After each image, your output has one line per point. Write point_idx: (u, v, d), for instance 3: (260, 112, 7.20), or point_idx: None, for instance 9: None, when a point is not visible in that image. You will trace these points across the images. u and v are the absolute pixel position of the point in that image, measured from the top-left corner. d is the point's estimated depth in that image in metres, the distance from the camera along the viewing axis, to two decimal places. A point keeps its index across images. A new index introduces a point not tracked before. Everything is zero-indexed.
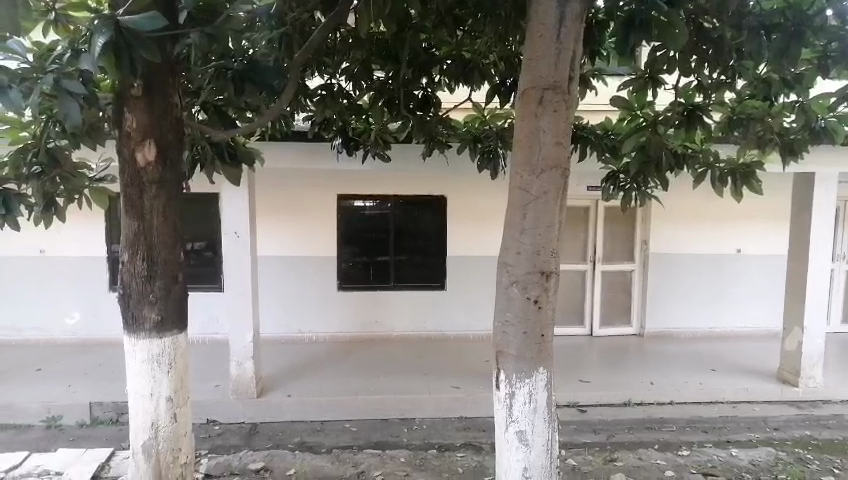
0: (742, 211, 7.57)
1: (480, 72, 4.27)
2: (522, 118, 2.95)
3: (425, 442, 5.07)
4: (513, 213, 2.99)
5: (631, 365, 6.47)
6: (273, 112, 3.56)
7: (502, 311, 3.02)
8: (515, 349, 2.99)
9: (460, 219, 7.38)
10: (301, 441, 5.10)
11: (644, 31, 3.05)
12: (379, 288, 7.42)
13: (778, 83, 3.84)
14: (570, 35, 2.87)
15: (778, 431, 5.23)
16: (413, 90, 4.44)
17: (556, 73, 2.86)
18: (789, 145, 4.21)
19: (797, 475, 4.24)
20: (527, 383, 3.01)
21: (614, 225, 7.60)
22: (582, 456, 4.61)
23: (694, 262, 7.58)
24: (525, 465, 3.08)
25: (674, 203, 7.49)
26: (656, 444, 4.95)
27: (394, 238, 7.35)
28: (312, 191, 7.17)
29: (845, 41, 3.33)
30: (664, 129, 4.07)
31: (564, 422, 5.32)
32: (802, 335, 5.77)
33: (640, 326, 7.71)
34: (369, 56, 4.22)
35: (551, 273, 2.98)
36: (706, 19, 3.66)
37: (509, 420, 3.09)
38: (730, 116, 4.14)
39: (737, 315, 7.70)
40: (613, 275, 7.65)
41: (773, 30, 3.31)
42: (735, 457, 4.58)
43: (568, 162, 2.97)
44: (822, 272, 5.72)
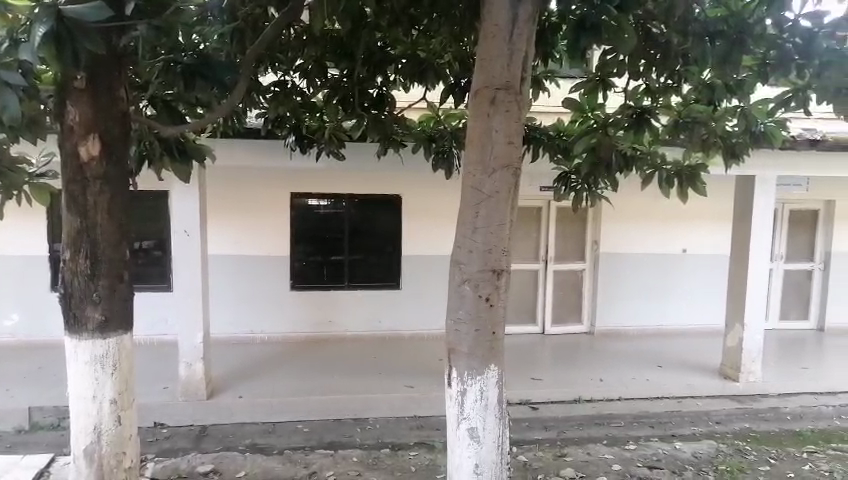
0: (688, 211, 7.80)
1: (435, 72, 4.24)
2: (474, 117, 2.99)
3: (378, 442, 5.06)
4: (465, 212, 3.01)
5: (582, 363, 6.59)
6: (224, 108, 3.49)
7: (454, 309, 3.04)
8: (467, 346, 3.02)
9: (415, 218, 7.39)
10: (253, 442, 5.01)
11: (595, 33, 3.11)
12: (333, 288, 7.35)
13: (721, 87, 3.99)
14: (522, 36, 2.91)
15: (720, 425, 5.41)
16: (368, 88, 4.47)
17: (509, 73, 2.90)
18: (731, 148, 4.28)
19: (736, 467, 4.41)
20: (478, 381, 3.05)
21: (566, 225, 7.73)
22: (533, 452, 4.67)
23: (643, 262, 7.78)
24: (476, 462, 3.11)
25: (623, 203, 7.67)
26: (604, 439, 5.06)
27: (348, 238, 7.31)
28: (265, 189, 7.08)
29: (782, 49, 3.46)
30: (614, 131, 4.14)
31: (516, 420, 5.36)
32: (742, 331, 5.99)
33: (591, 324, 7.86)
34: (324, 54, 4.19)
35: (503, 271, 3.02)
36: (653, 24, 3.76)
37: (460, 418, 3.11)
38: (677, 119, 4.19)
39: (682, 313, 7.94)
40: (564, 274, 7.77)
41: (717, 37, 3.46)
42: (679, 449, 4.72)
43: (519, 161, 3.01)
44: (761, 271, 5.94)
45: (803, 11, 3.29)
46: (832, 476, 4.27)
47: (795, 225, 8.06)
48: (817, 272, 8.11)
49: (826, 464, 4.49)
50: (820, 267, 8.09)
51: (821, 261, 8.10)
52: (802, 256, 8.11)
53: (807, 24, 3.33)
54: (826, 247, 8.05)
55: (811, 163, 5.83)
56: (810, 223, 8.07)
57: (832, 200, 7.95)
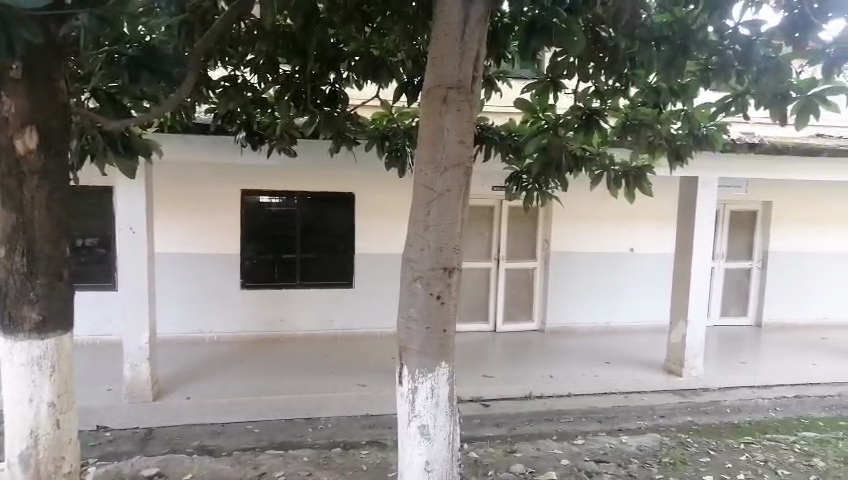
0: (635, 212, 8.02)
1: (389, 70, 4.23)
2: (426, 117, 2.99)
3: (329, 441, 5.00)
4: (417, 210, 3.02)
5: (532, 360, 6.70)
6: (171, 103, 3.39)
7: (405, 307, 3.04)
8: (417, 344, 3.03)
9: (368, 217, 7.38)
10: (201, 444, 4.89)
11: (546, 35, 3.21)
12: (284, 286, 7.26)
13: (666, 91, 4.09)
14: (474, 36, 2.93)
15: (664, 418, 5.57)
16: (320, 85, 4.45)
17: (461, 73, 2.92)
18: (675, 151, 4.45)
19: (679, 459, 4.55)
20: (429, 378, 3.06)
21: (517, 224, 7.84)
22: (484, 448, 4.72)
23: (591, 260, 7.95)
24: (426, 459, 3.13)
25: (573, 203, 7.82)
26: (554, 434, 5.14)
27: (300, 236, 7.22)
28: (215, 186, 6.94)
29: (723, 56, 3.58)
30: (564, 131, 4.28)
31: (468, 417, 5.39)
32: (686, 328, 6.19)
33: (542, 321, 7.98)
34: (275, 49, 4.10)
35: (454, 269, 3.04)
36: (602, 28, 3.84)
37: (411, 415, 3.12)
38: (624, 121, 4.33)
39: (629, 311, 8.16)
40: (516, 272, 7.88)
41: (662, 42, 3.57)
42: (624, 443, 4.85)
43: (471, 160, 3.03)
44: (704, 269, 6.15)
45: (742, 20, 3.43)
46: (767, 465, 4.45)
47: (735, 225, 8.38)
48: (756, 271, 8.45)
49: (761, 454, 4.68)
50: (758, 266, 8.43)
51: (759, 259, 8.44)
52: (741, 255, 8.44)
53: (746, 32, 3.45)
54: (763, 246, 8.40)
55: (750, 165, 6.06)
56: (749, 223, 8.40)
57: (769, 201, 8.29)
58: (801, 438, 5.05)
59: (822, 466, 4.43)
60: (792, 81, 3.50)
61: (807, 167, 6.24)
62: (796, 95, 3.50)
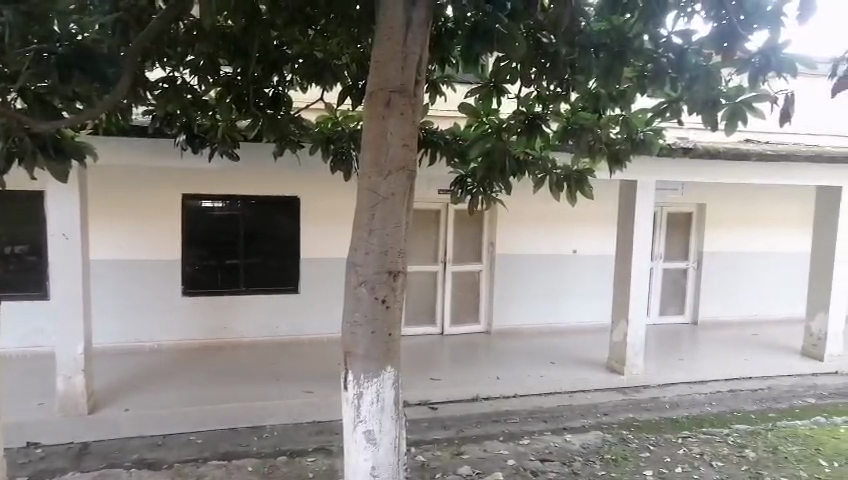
0: (578, 215, 8.21)
1: (332, 73, 4.24)
2: (370, 120, 2.98)
3: (276, 450, 4.89)
4: (361, 214, 3.01)
5: (479, 362, 6.76)
6: (106, 104, 3.31)
7: (350, 311, 3.02)
8: (363, 349, 3.02)
9: (313, 221, 7.30)
10: (140, 458, 4.69)
11: (485, 41, 3.31)
12: (228, 293, 7.10)
13: (605, 98, 4.23)
14: (417, 39, 2.94)
15: (607, 416, 5.70)
16: (263, 88, 4.40)
17: (404, 76, 2.92)
18: (615, 154, 4.53)
19: (620, 455, 4.67)
20: (375, 383, 3.05)
21: (464, 227, 7.91)
22: (431, 452, 4.73)
23: (536, 262, 8.08)
24: (372, 464, 3.13)
25: (518, 206, 7.93)
26: (501, 435, 5.18)
27: (243, 241, 7.08)
28: (154, 190, 6.73)
29: (657, 64, 3.70)
30: (507, 135, 4.41)
31: (416, 421, 5.38)
32: (627, 327, 6.37)
33: (488, 323, 8.06)
34: (216, 50, 3.97)
35: (399, 272, 3.03)
36: (543, 34, 3.88)
37: (357, 420, 3.11)
38: (566, 125, 4.41)
39: (573, 311, 8.34)
40: (462, 275, 7.94)
41: (600, 49, 3.67)
42: (568, 442, 4.96)
43: (414, 163, 3.04)
44: (643, 269, 6.34)
45: (675, 30, 3.52)
46: (702, 458, 4.61)
47: (672, 227, 8.67)
48: (692, 270, 8.77)
49: (698, 447, 4.84)
50: (694, 266, 8.75)
51: (695, 259, 8.76)
52: (678, 255, 8.74)
53: (678, 41, 3.57)
54: (698, 247, 8.72)
55: (685, 169, 6.28)
56: (685, 225, 8.71)
57: (704, 203, 8.62)
58: (734, 430, 5.26)
59: (753, 457, 4.62)
60: (722, 89, 3.67)
61: (739, 171, 6.50)
62: (725, 102, 3.71)
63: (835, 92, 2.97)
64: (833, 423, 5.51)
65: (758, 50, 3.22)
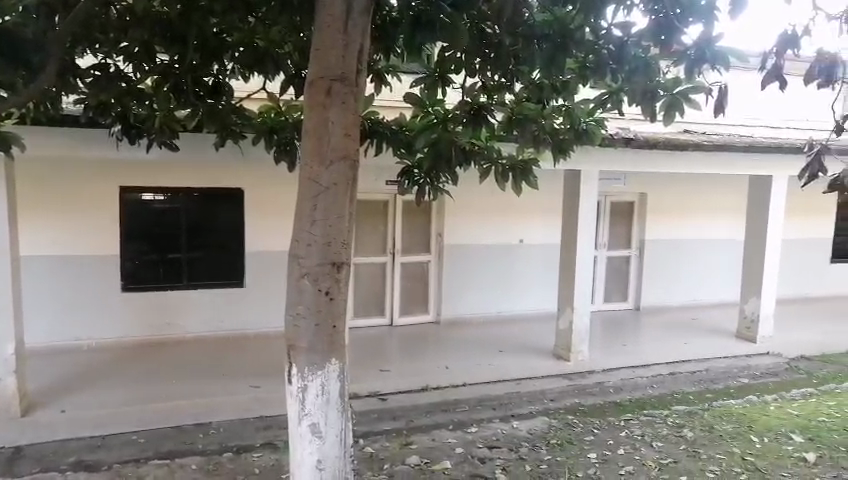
0: (524, 206, 8.31)
1: (275, 62, 4.13)
2: (311, 109, 2.93)
3: (222, 446, 4.79)
4: (303, 205, 2.95)
5: (428, 352, 6.79)
6: (31, 92, 3.15)
7: (293, 304, 2.97)
8: (306, 342, 2.99)
9: (259, 213, 7.17)
10: (78, 460, 4.52)
11: (430, 30, 3.28)
12: (170, 288, 6.88)
13: (549, 87, 4.28)
14: (358, 27, 2.89)
15: (554, 402, 5.81)
16: (203, 77, 4.25)
17: (344, 64, 2.88)
18: (558, 146, 4.55)
19: (565, 439, 4.77)
20: (319, 376, 3.03)
21: (412, 219, 7.89)
22: (380, 443, 4.71)
23: (484, 253, 8.15)
24: (318, 458, 3.10)
25: (465, 197, 7.97)
26: (450, 424, 5.21)
27: (186, 234, 6.89)
28: (90, 183, 6.48)
29: (600, 55, 3.73)
30: (453, 126, 4.42)
31: (366, 412, 5.34)
32: (572, 315, 6.50)
33: (437, 313, 8.08)
34: (152, 38, 3.74)
35: (342, 264, 3.00)
36: (487, 25, 3.89)
37: (301, 414, 3.09)
38: (512, 115, 4.30)
39: (520, 300, 8.46)
40: (411, 266, 7.94)
41: (545, 40, 3.68)
42: (515, 428, 5.04)
43: (357, 152, 3.00)
44: (587, 258, 6.47)
45: (614, 22, 3.56)
46: (643, 439, 4.75)
47: (615, 216, 8.88)
48: (634, 258, 9.00)
49: (639, 429, 4.99)
50: (636, 254, 8.99)
51: (637, 247, 9.00)
52: (620, 244, 8.95)
53: (618, 33, 3.58)
54: (640, 235, 8.96)
55: (626, 159, 6.43)
56: (627, 214, 8.94)
57: (645, 193, 8.87)
58: (674, 411, 5.44)
59: (690, 436, 4.79)
60: (660, 80, 3.76)
61: (676, 161, 6.70)
62: (663, 93, 3.80)
63: (764, 84, 3.07)
64: (765, 400, 5.76)
65: (693, 43, 3.31)
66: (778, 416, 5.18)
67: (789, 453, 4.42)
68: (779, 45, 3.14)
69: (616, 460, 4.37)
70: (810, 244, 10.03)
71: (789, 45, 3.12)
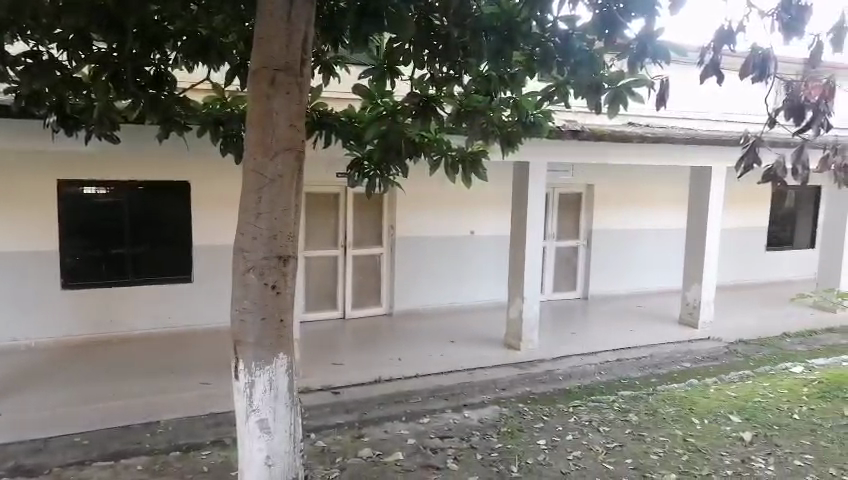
0: (474, 198, 8.38)
1: (219, 53, 4.02)
2: (254, 98, 2.88)
3: (170, 445, 4.65)
4: (246, 197, 2.90)
5: (380, 344, 6.78)
6: None
7: (238, 298, 2.93)
8: (253, 337, 2.95)
9: (205, 205, 7.01)
10: (15, 465, 4.29)
11: (376, 22, 3.32)
12: (113, 284, 6.68)
13: (496, 80, 4.22)
14: (302, 16, 2.84)
15: (505, 390, 5.88)
16: (143, 66, 4.09)
17: (288, 54, 2.83)
18: (507, 138, 4.59)
19: (516, 428, 4.84)
20: (267, 371, 3.00)
21: (363, 211, 7.85)
22: (332, 436, 4.69)
23: (435, 244, 8.18)
24: (267, 454, 3.08)
25: (416, 190, 7.98)
26: (403, 415, 5.22)
27: (129, 229, 6.69)
28: (26, 177, 6.21)
29: (546, 48, 3.77)
30: (403, 118, 4.37)
31: (318, 406, 5.29)
32: (522, 304, 6.61)
33: (389, 305, 8.07)
34: (87, 25, 3.58)
35: (289, 257, 2.97)
36: (435, 16, 3.88)
37: (249, 410, 3.05)
38: (460, 109, 4.38)
39: (471, 291, 8.55)
40: (363, 259, 7.90)
41: (492, 32, 3.69)
42: (467, 418, 5.10)
43: (302, 143, 2.97)
44: (536, 249, 6.57)
45: (560, 15, 3.60)
46: (591, 425, 4.87)
47: (563, 208, 9.04)
48: (582, 248, 9.19)
49: (586, 415, 5.11)
50: (584, 244, 9.18)
51: (584, 238, 9.18)
52: (568, 235, 9.12)
53: (564, 27, 3.65)
54: (587, 226, 9.15)
55: (574, 151, 6.53)
56: (575, 205, 9.12)
57: (592, 184, 9.05)
58: (620, 397, 5.59)
59: (635, 420, 4.93)
60: (604, 74, 3.84)
61: (622, 152, 6.85)
62: (607, 86, 3.89)
63: (703, 78, 3.16)
64: (705, 383, 5.98)
65: (635, 37, 3.38)
66: (717, 398, 5.39)
67: (727, 433, 4.60)
68: (716, 40, 3.24)
69: (564, 446, 4.46)
70: (748, 233, 10.45)
71: (727, 40, 3.22)
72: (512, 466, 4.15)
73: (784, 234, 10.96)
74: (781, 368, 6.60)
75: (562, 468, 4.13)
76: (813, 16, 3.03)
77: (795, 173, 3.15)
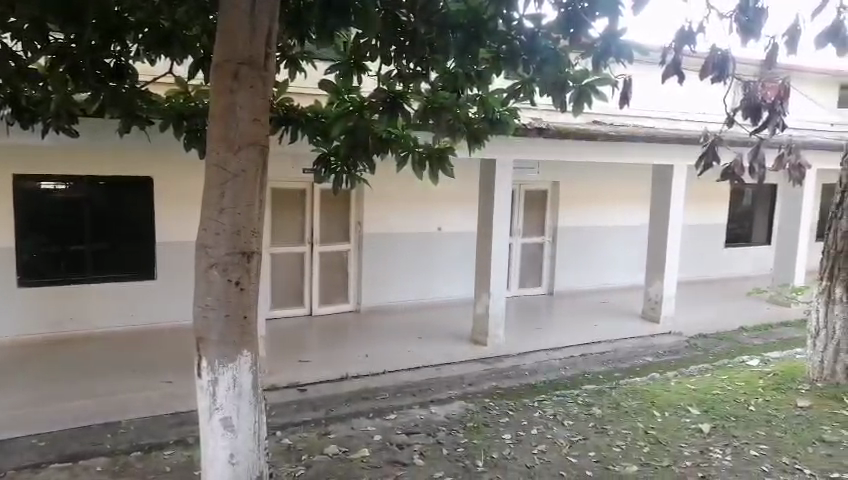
0: (442, 195, 8.40)
1: (181, 44, 3.94)
2: (217, 92, 2.84)
3: (132, 445, 4.56)
4: (209, 192, 2.86)
5: (347, 341, 6.76)
6: None
7: (201, 295, 2.89)
8: (216, 334, 2.91)
9: (168, 201, 6.88)
10: None
11: (343, 16, 3.29)
12: (72, 282, 6.52)
13: (463, 76, 4.24)
14: (266, 10, 2.81)
15: (472, 386, 5.91)
16: (103, 58, 3.99)
17: (252, 48, 2.80)
18: (474, 135, 4.57)
19: (482, 423, 4.88)
20: (231, 369, 2.97)
21: (330, 207, 7.80)
22: (297, 434, 4.66)
23: (403, 241, 8.18)
24: (230, 452, 3.05)
25: (383, 186, 7.97)
26: (370, 412, 5.22)
27: (89, 225, 6.54)
28: None
29: (512, 46, 3.80)
30: (369, 114, 4.30)
31: (284, 404, 5.25)
32: (488, 300, 6.66)
33: (356, 302, 8.05)
34: (43, 15, 3.49)
35: (253, 253, 2.94)
36: (402, 12, 3.88)
37: (212, 408, 3.02)
38: (427, 105, 4.26)
39: (439, 287, 8.57)
40: (330, 255, 7.86)
41: (458, 29, 3.71)
42: (433, 414, 5.12)
43: (267, 139, 2.94)
44: (503, 245, 6.63)
45: (526, 13, 3.63)
46: (555, 419, 4.93)
47: (529, 205, 9.12)
48: (547, 245, 9.29)
49: (551, 409, 5.17)
50: (549, 241, 9.28)
51: (550, 234, 9.29)
52: (534, 232, 9.20)
53: (529, 25, 3.68)
54: (553, 224, 9.25)
55: (539, 148, 6.59)
56: (541, 203, 9.21)
57: (557, 182, 9.16)
58: (584, 391, 5.68)
59: (598, 413, 5.02)
60: (569, 72, 3.88)
61: (587, 150, 6.94)
62: (571, 84, 3.93)
63: (665, 77, 3.21)
64: (666, 377, 6.10)
65: (599, 37, 3.43)
66: (678, 392, 5.51)
67: (687, 426, 4.72)
68: (677, 41, 3.32)
69: (529, 440, 4.52)
70: (708, 231, 10.70)
71: (687, 41, 3.30)
72: (477, 461, 4.18)
73: (742, 230, 11.26)
74: (738, 362, 6.78)
75: (527, 462, 4.17)
76: (768, 19, 3.12)
77: (752, 171, 3.23)
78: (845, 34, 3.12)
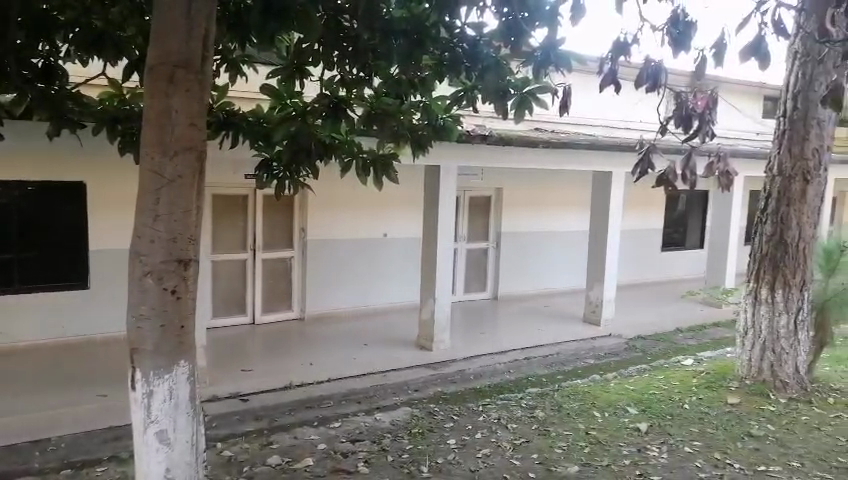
0: (386, 200, 8.39)
1: (115, 45, 3.76)
2: (151, 95, 2.75)
3: (62, 463, 4.36)
4: (144, 198, 2.77)
5: (291, 350, 6.65)
6: None
7: (135, 305, 2.79)
8: (151, 344, 2.82)
9: (102, 207, 6.64)
10: None
11: (282, 19, 3.23)
12: None
13: (407, 84, 4.23)
14: (201, 11, 2.75)
15: (418, 391, 5.92)
16: (30, 58, 3.84)
17: (187, 50, 2.73)
18: (417, 140, 4.48)
19: (426, 428, 4.89)
20: (167, 379, 2.88)
21: (273, 213, 7.68)
22: (239, 445, 4.56)
23: (348, 247, 8.13)
24: (166, 466, 2.96)
25: (328, 191, 7.90)
26: (315, 420, 5.16)
27: (16, 231, 6.26)
28: None
29: (452, 54, 3.90)
30: (312, 119, 4.21)
31: (226, 415, 5.12)
32: (434, 305, 6.68)
33: (301, 309, 7.95)
34: None
35: (190, 261, 2.86)
36: (344, 17, 3.87)
37: (147, 421, 2.92)
38: (370, 111, 4.17)
39: (385, 292, 8.55)
40: (273, 262, 7.72)
41: (401, 36, 3.73)
42: (378, 420, 5.10)
43: (204, 143, 2.87)
44: (448, 249, 6.67)
45: (468, 21, 3.72)
46: (499, 422, 4.99)
47: (473, 210, 9.21)
48: (492, 250, 9.40)
49: (495, 413, 5.23)
50: (493, 246, 9.40)
51: (494, 239, 9.40)
52: (478, 237, 9.31)
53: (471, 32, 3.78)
54: (497, 229, 9.38)
55: (484, 154, 6.67)
56: (485, 207, 9.31)
57: (500, 188, 9.28)
58: (527, 394, 5.76)
59: (541, 416, 5.10)
60: (510, 79, 3.92)
61: (530, 157, 7.06)
62: (513, 92, 3.96)
63: (603, 85, 3.27)
64: (606, 378, 6.26)
65: (539, 45, 3.51)
66: (617, 392, 5.66)
67: (625, 425, 4.85)
68: (613, 50, 3.43)
69: (474, 444, 4.55)
70: (645, 235, 11.06)
71: (622, 51, 3.41)
72: (422, 466, 4.19)
73: (677, 235, 11.70)
74: (674, 361, 7.02)
75: (471, 466, 4.20)
76: (697, 31, 3.26)
77: (684, 177, 3.35)
78: (766, 47, 3.28)
